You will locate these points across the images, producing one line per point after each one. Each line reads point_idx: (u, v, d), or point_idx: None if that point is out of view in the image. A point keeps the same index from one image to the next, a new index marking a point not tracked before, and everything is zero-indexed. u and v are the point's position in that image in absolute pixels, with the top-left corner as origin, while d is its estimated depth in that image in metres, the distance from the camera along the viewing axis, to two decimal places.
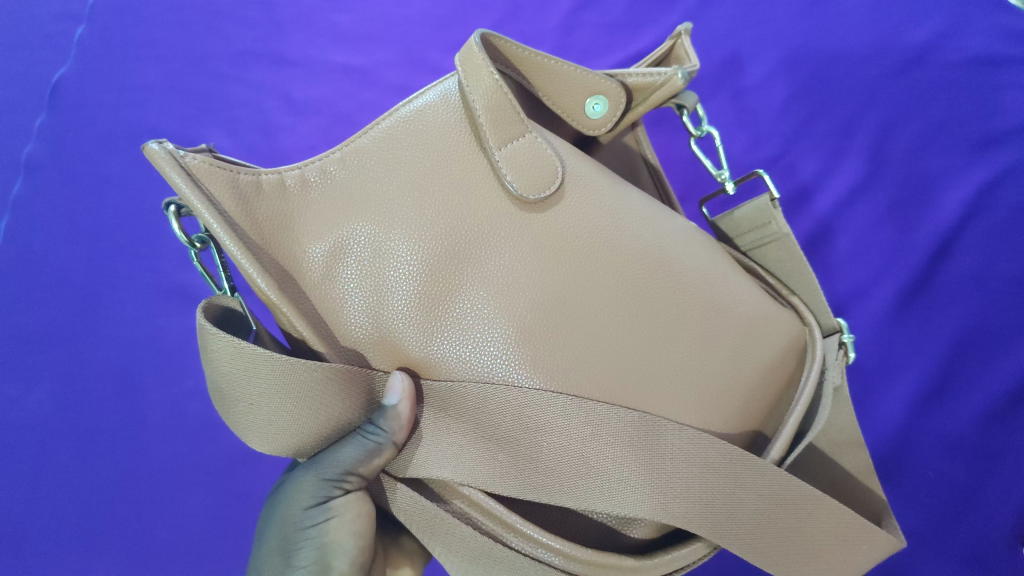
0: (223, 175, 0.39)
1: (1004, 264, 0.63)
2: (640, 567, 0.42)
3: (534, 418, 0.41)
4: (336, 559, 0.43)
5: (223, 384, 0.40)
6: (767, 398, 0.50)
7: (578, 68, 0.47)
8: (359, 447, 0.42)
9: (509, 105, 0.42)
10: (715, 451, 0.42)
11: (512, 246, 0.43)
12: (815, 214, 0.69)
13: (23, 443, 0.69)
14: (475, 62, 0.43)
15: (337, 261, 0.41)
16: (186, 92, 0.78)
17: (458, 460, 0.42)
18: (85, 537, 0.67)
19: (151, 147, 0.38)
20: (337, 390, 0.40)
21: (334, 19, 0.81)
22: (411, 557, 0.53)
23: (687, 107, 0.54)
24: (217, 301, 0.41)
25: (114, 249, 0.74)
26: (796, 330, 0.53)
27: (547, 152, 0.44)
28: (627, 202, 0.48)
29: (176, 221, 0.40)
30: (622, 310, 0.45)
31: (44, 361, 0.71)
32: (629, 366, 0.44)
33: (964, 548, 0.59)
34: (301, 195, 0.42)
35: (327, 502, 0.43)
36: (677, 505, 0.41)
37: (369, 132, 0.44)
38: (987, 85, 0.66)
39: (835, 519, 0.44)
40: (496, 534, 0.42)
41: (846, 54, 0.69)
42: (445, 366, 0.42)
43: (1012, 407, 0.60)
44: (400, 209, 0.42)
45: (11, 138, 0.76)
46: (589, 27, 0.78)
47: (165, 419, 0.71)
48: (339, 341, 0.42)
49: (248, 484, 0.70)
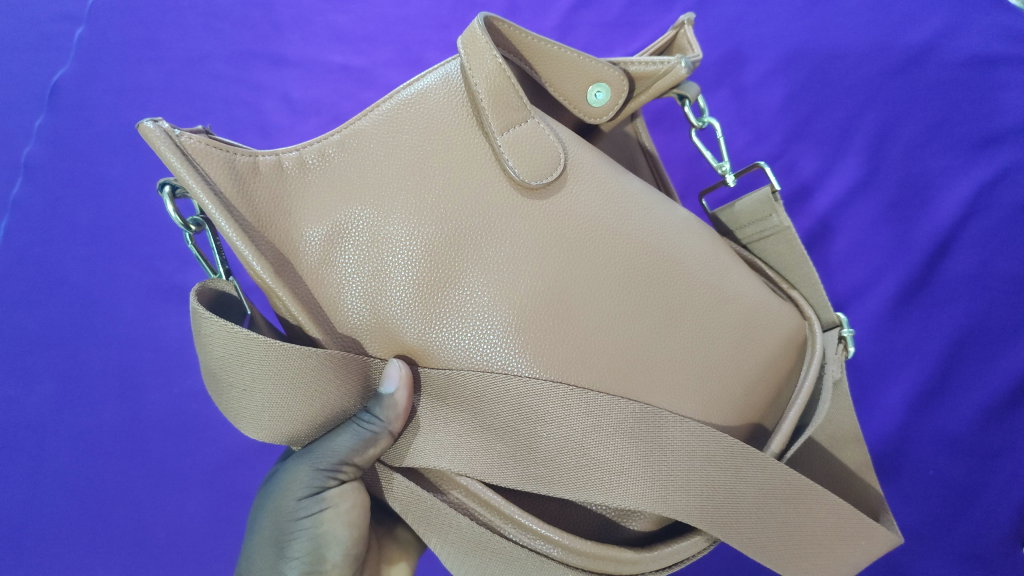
0: (219, 156, 0.38)
1: (1004, 263, 0.63)
2: (639, 559, 0.41)
3: (533, 407, 0.40)
4: (329, 550, 0.42)
5: (216, 369, 0.39)
6: (767, 391, 0.49)
7: (582, 55, 0.46)
8: (354, 435, 0.41)
9: (512, 90, 0.42)
10: (715, 444, 0.42)
11: (513, 234, 0.42)
12: (815, 212, 0.69)
13: (22, 445, 0.67)
14: (478, 45, 0.42)
15: (335, 244, 0.40)
16: (185, 92, 0.77)
17: (455, 449, 0.41)
18: (84, 538, 0.66)
19: (145, 125, 0.37)
20: (333, 376, 0.39)
21: (332, 19, 0.80)
22: (406, 549, 0.52)
23: (689, 97, 0.54)
24: (210, 285, 0.40)
25: (116, 247, 0.73)
26: (796, 323, 0.52)
27: (549, 138, 0.43)
28: (628, 190, 0.47)
29: (169, 201, 0.39)
30: (623, 299, 0.44)
31: (42, 361, 0.69)
32: (628, 357, 0.43)
33: (964, 546, 0.58)
34: (299, 177, 0.41)
35: (322, 492, 0.42)
36: (678, 497, 0.41)
37: (368, 114, 0.43)
38: (988, 83, 0.66)
39: (834, 514, 0.44)
40: (494, 525, 0.41)
41: (845, 51, 0.69)
42: (443, 354, 0.41)
43: (1011, 404, 0.60)
44: (400, 194, 0.41)
45: (10, 138, 0.75)
46: (588, 25, 0.78)
47: (162, 417, 0.69)
48: (335, 326, 0.41)
49: (244, 481, 0.69)
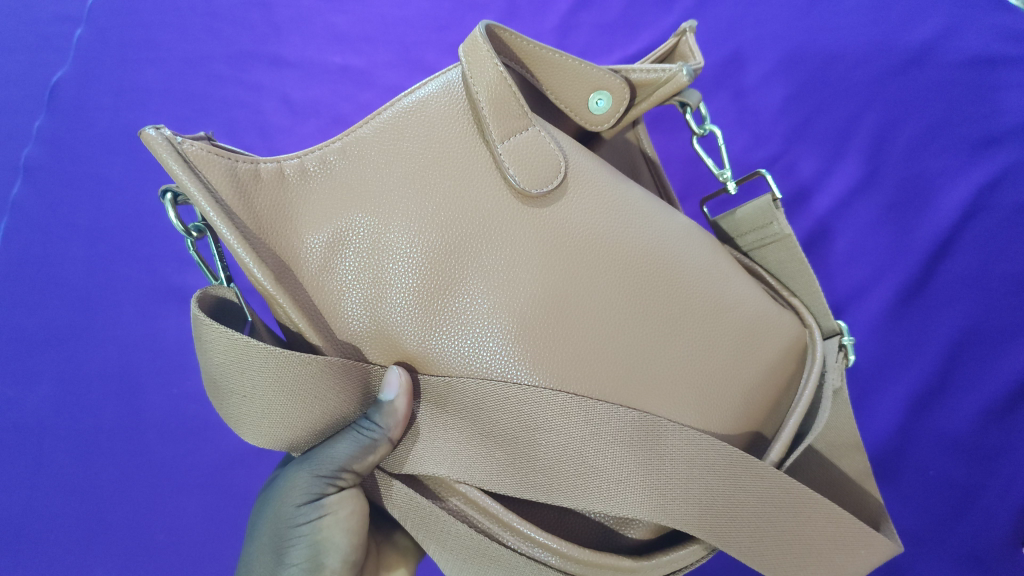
0: (221, 163, 0.39)
1: (1004, 265, 0.63)
2: (638, 568, 0.41)
3: (532, 415, 0.40)
4: (328, 556, 0.42)
5: (216, 376, 0.39)
6: (767, 399, 0.49)
7: (584, 63, 0.46)
8: (353, 442, 0.41)
9: (513, 98, 0.42)
10: (714, 452, 0.42)
11: (514, 242, 0.42)
12: (814, 214, 0.69)
13: (22, 444, 0.68)
14: (479, 54, 0.42)
15: (336, 251, 0.41)
16: (184, 93, 0.77)
17: (455, 456, 0.41)
18: (84, 537, 0.66)
19: (147, 132, 0.37)
20: (332, 383, 0.40)
21: (331, 19, 0.80)
22: (404, 555, 0.52)
23: (691, 104, 0.54)
24: (212, 291, 0.40)
25: (116, 247, 0.73)
26: (796, 331, 0.52)
27: (550, 146, 0.43)
28: (628, 197, 0.47)
29: (171, 208, 0.39)
30: (623, 307, 0.44)
31: (41, 362, 0.70)
32: (628, 365, 0.43)
33: (963, 548, 0.58)
34: (300, 184, 0.41)
35: (321, 498, 0.42)
36: (676, 506, 0.41)
37: (369, 122, 0.43)
38: (988, 84, 0.66)
39: (834, 521, 0.44)
40: (493, 532, 0.41)
41: (844, 53, 0.69)
42: (443, 362, 0.41)
43: (1011, 406, 0.60)
44: (401, 201, 0.42)
45: (10, 140, 0.75)
46: (588, 26, 0.78)
47: (161, 417, 0.70)
48: (335, 334, 0.41)
49: (244, 479, 0.69)
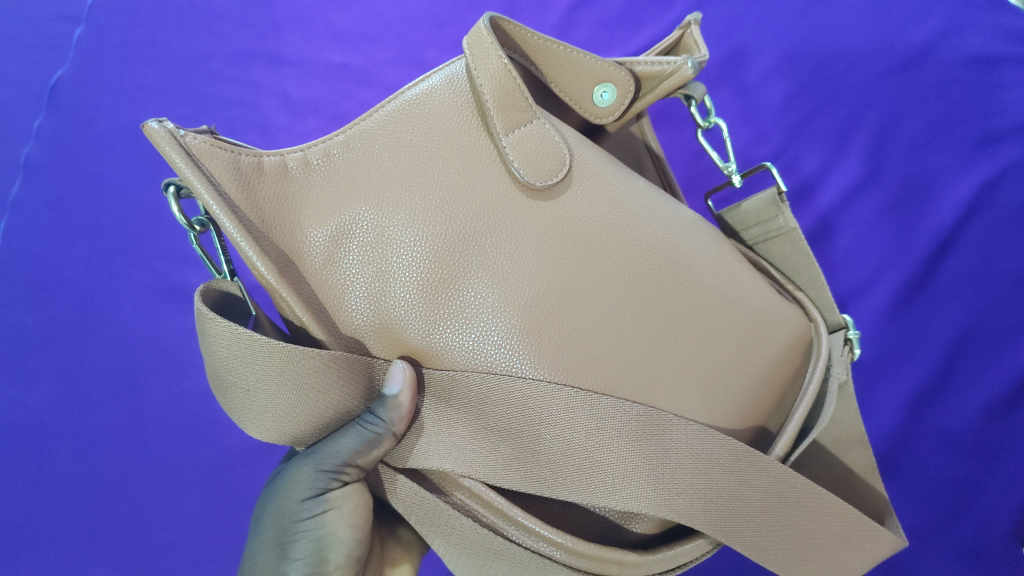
0: (223, 156, 0.38)
1: (1005, 263, 0.62)
2: (642, 563, 0.41)
3: (537, 409, 0.40)
4: (332, 550, 0.42)
5: (220, 370, 0.39)
6: (772, 392, 0.49)
7: (588, 55, 0.46)
8: (357, 436, 0.41)
9: (517, 90, 0.42)
10: (720, 447, 0.41)
11: (518, 236, 0.42)
12: (817, 211, 0.69)
13: (22, 443, 0.68)
14: (483, 46, 0.42)
15: (339, 245, 0.40)
16: (184, 91, 0.77)
17: (459, 451, 0.41)
18: (85, 535, 0.66)
19: (150, 125, 0.37)
20: (337, 378, 0.39)
21: (331, 17, 0.80)
22: (408, 549, 0.52)
23: (695, 97, 0.54)
24: (215, 285, 0.40)
25: (115, 246, 0.73)
26: (802, 326, 0.52)
27: (554, 139, 0.43)
28: (634, 191, 0.47)
29: (174, 202, 0.39)
30: (628, 301, 0.44)
31: (41, 361, 0.69)
32: (632, 359, 0.43)
33: (964, 547, 0.58)
34: (303, 178, 0.41)
35: (324, 493, 0.42)
36: (682, 500, 0.41)
37: (373, 115, 0.43)
38: (990, 82, 0.65)
39: (839, 518, 0.44)
40: (497, 527, 0.41)
41: (846, 50, 0.69)
42: (447, 356, 0.41)
43: (1011, 404, 0.60)
44: (404, 194, 0.41)
45: (9, 139, 0.75)
46: (589, 23, 0.78)
47: (161, 415, 0.70)
48: (339, 328, 0.41)
49: (244, 477, 0.69)
